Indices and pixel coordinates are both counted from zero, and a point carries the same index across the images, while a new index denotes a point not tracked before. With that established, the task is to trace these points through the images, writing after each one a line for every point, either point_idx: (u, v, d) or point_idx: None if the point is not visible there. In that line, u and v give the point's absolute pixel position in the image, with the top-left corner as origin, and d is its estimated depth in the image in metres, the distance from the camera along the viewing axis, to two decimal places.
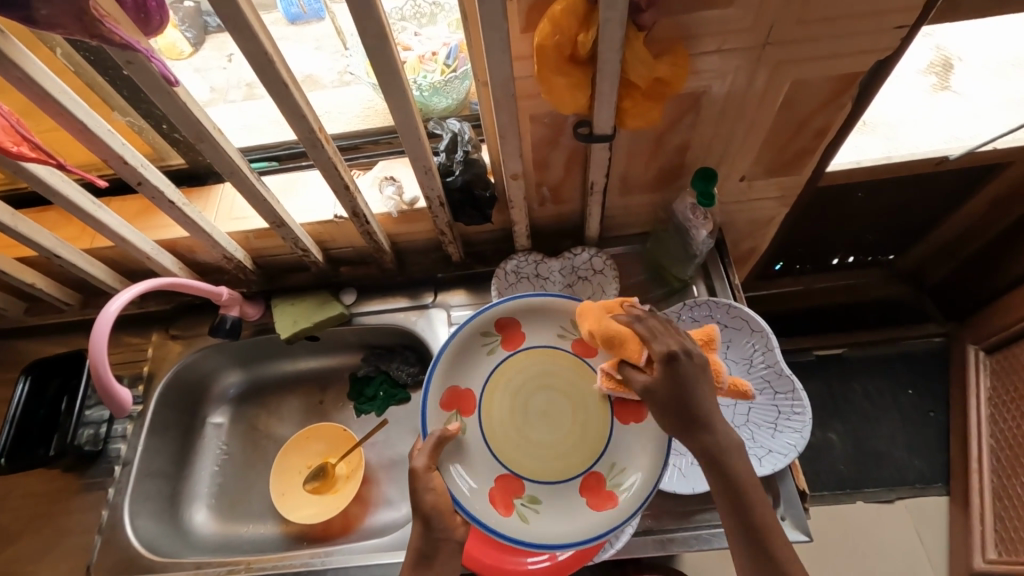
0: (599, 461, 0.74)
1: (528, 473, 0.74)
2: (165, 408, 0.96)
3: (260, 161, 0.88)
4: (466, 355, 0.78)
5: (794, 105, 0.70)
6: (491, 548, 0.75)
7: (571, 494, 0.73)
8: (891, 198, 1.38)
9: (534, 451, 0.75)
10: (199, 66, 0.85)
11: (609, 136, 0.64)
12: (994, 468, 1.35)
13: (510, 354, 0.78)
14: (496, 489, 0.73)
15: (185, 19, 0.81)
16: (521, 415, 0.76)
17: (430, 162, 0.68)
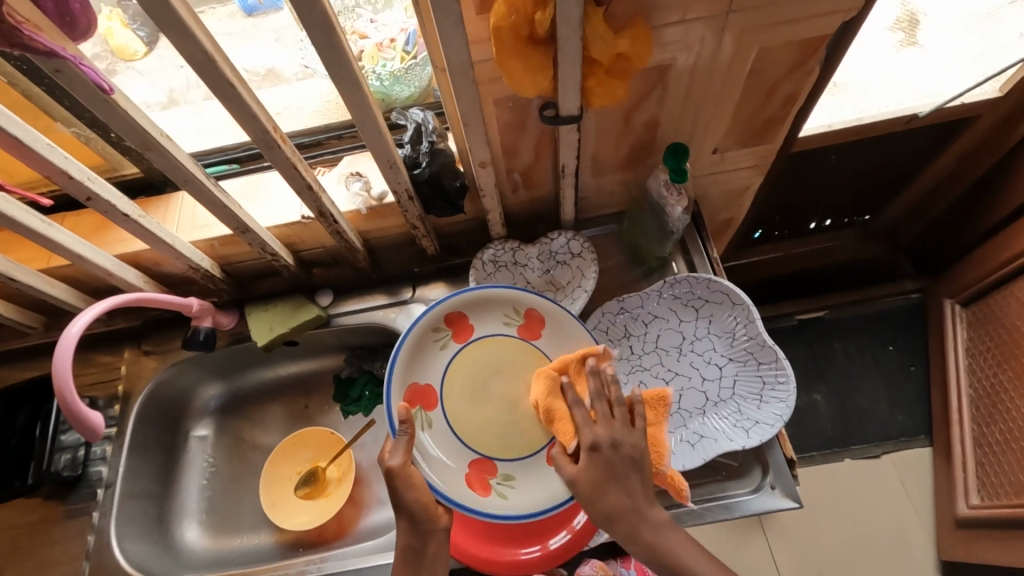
0: None
1: (497, 453, 0.74)
2: (143, 427, 0.93)
3: (222, 164, 0.84)
4: (420, 353, 0.76)
5: (761, 74, 0.69)
6: (484, 543, 0.75)
7: (539, 465, 0.74)
8: (864, 159, 1.39)
9: (498, 433, 0.75)
10: (154, 65, 0.82)
11: (576, 117, 0.63)
12: (973, 417, 1.38)
13: (462, 346, 0.77)
14: (472, 472, 0.73)
15: (135, 17, 0.78)
16: (480, 402, 0.75)
17: (394, 156, 0.66)
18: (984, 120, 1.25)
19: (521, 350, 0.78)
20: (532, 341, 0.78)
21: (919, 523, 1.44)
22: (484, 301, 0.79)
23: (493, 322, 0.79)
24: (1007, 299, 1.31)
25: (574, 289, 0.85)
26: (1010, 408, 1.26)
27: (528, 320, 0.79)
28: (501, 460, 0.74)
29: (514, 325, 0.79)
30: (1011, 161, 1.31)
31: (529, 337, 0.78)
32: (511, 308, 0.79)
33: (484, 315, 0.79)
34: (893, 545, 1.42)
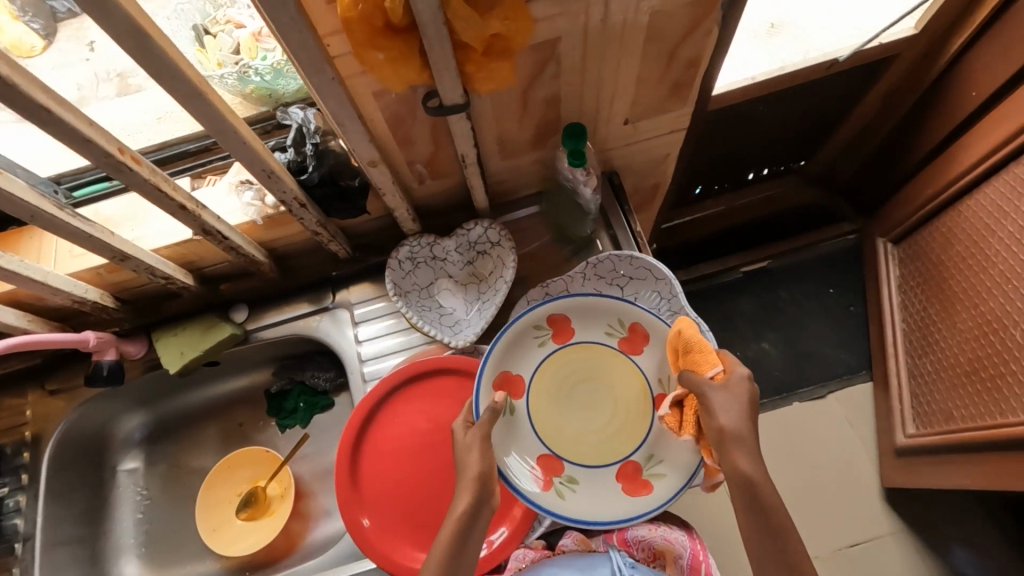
0: (637, 451, 0.75)
1: (571, 456, 0.75)
2: (59, 472, 0.87)
3: (100, 181, 0.76)
4: (520, 347, 0.76)
5: (658, 39, 0.65)
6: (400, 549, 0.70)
7: (607, 479, 0.75)
8: (793, 107, 1.38)
9: (580, 437, 0.76)
10: (58, 60, 0.76)
11: (463, 105, 0.58)
12: (907, 350, 1.43)
13: (560, 347, 0.77)
14: (540, 466, 0.75)
15: (26, 9, 0.74)
16: (567, 405, 0.77)
17: (271, 165, 0.60)
18: (902, 58, 1.25)
19: (623, 366, 0.77)
20: (634, 356, 0.77)
21: (864, 454, 1.52)
22: (589, 310, 0.77)
23: (594, 329, 0.78)
24: (933, 234, 1.35)
25: (497, 280, 0.81)
26: (938, 339, 1.31)
27: (632, 335, 0.77)
28: (573, 465, 0.75)
29: (616, 336, 0.78)
30: (930, 97, 1.33)
31: (631, 351, 0.77)
32: (616, 319, 0.77)
33: (587, 322, 0.78)
34: (842, 477, 1.49)
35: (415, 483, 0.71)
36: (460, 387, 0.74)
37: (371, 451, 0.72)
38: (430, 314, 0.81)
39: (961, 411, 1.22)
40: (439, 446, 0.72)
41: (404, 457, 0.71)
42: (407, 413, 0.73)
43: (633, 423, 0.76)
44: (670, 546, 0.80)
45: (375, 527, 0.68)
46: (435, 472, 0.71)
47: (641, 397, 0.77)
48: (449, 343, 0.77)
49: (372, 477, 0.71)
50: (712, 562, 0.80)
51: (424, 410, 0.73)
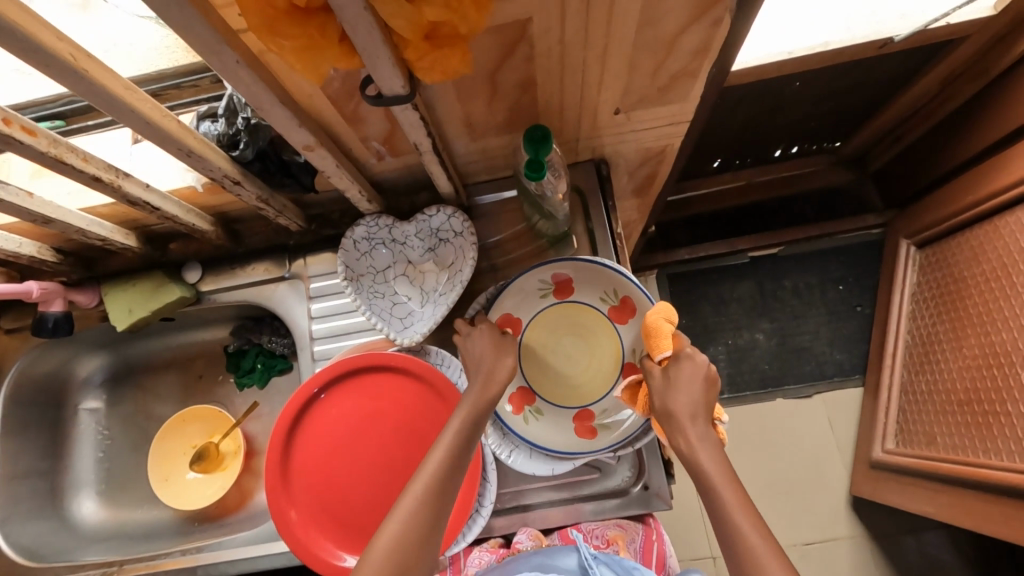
0: (595, 403, 0.75)
1: (539, 389, 0.76)
2: (18, 411, 0.88)
3: (42, 121, 0.69)
4: (522, 292, 0.76)
5: (653, 28, 0.55)
6: (313, 530, 0.68)
7: (562, 420, 0.75)
8: (831, 85, 1.23)
9: (553, 377, 0.76)
10: None
11: (405, 96, 0.50)
12: (905, 363, 1.35)
13: (558, 302, 0.77)
14: (514, 392, 0.76)
15: None
16: (550, 348, 0.77)
17: (188, 143, 0.53)
18: (972, 42, 1.07)
19: (606, 330, 0.75)
20: (619, 325, 0.75)
21: (838, 458, 1.50)
22: (590, 272, 0.74)
23: (589, 292, 0.76)
24: (961, 247, 1.22)
25: (455, 273, 0.75)
26: (939, 360, 1.23)
27: (623, 305, 0.74)
28: (538, 397, 0.76)
29: (608, 304, 0.75)
30: (996, 89, 1.16)
31: (618, 322, 0.75)
32: (611, 287, 0.74)
33: (586, 281, 0.75)
34: (810, 478, 1.48)
35: (346, 479, 0.70)
36: (398, 385, 0.71)
37: (304, 443, 0.70)
38: (382, 301, 0.76)
39: (945, 439, 1.17)
40: (373, 442, 0.70)
41: (336, 452, 0.70)
42: (342, 407, 0.71)
43: (600, 378, 0.75)
44: (623, 531, 0.73)
45: (302, 522, 0.68)
46: (366, 469, 0.70)
47: (613, 365, 0.75)
48: (395, 338, 0.73)
49: (302, 470, 0.70)
50: (662, 540, 0.75)
51: (359, 406, 0.71)
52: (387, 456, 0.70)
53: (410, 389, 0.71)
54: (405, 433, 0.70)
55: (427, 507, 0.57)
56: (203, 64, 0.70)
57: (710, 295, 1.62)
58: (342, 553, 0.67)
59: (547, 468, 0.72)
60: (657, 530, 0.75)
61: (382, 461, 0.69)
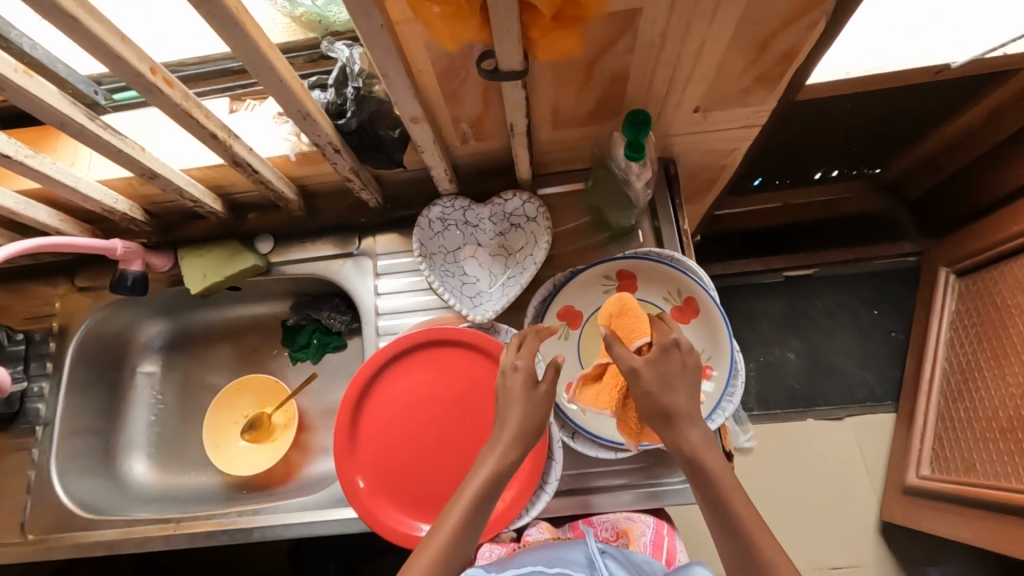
0: None
1: None
2: (81, 367, 0.91)
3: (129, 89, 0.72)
4: (585, 285, 0.77)
5: (752, 27, 0.57)
6: (382, 502, 0.69)
7: None
8: (879, 108, 1.25)
9: None
10: None
11: (520, 72, 0.53)
12: (943, 389, 1.35)
13: None
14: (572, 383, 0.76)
15: None
16: None
17: (308, 106, 0.56)
18: None
19: None
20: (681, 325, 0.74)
21: (868, 483, 1.48)
22: (656, 270, 0.75)
23: (653, 290, 0.76)
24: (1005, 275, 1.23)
25: (526, 257, 0.78)
26: (979, 387, 1.23)
27: (687, 305, 0.74)
28: None
29: (671, 303, 0.75)
30: None
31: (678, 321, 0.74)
32: (676, 287, 0.75)
33: (651, 277, 0.76)
34: (839, 501, 1.46)
35: (411, 451, 0.71)
36: (463, 361, 0.73)
37: (373, 415, 0.72)
38: (452, 280, 0.79)
39: (984, 466, 1.17)
40: (438, 416, 0.72)
41: (403, 424, 0.72)
42: (410, 381, 0.73)
43: None
44: (634, 524, 0.75)
45: (369, 493, 0.69)
46: (432, 443, 0.71)
47: None
48: (467, 315, 0.76)
49: (369, 442, 0.71)
50: (674, 537, 0.75)
51: (426, 380, 0.72)
52: (453, 430, 0.71)
53: (476, 364, 0.72)
54: (470, 407, 0.72)
55: (506, 475, 0.58)
56: (301, 44, 0.73)
57: (744, 311, 1.62)
58: (407, 523, 0.69)
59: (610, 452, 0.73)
60: (668, 526, 0.76)
61: (447, 434, 0.71)
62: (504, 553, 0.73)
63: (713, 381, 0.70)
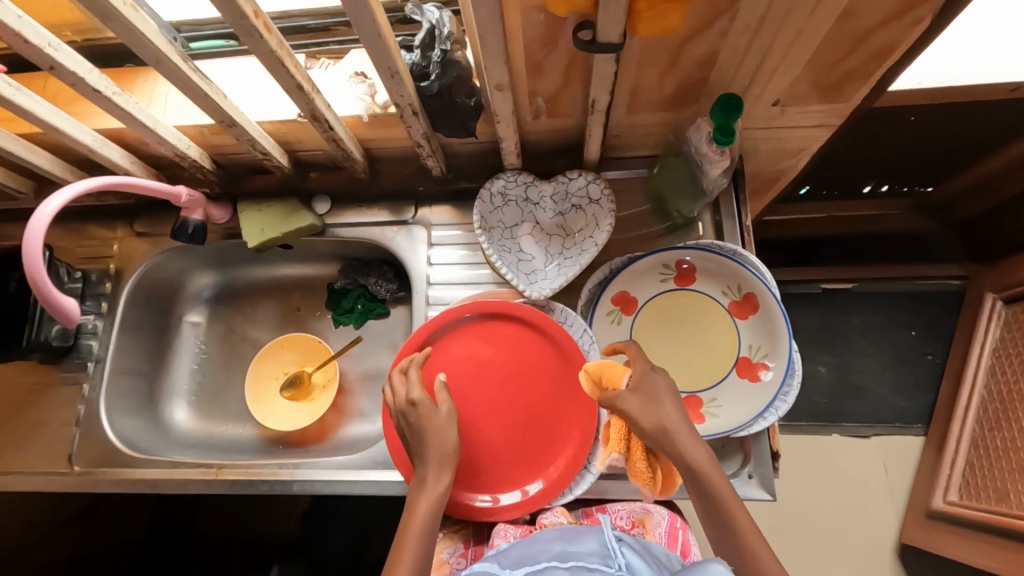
0: (704, 390, 0.73)
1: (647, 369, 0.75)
2: (134, 310, 0.93)
3: (219, 38, 0.73)
4: (642, 273, 0.76)
5: (853, 21, 0.56)
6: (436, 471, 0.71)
7: None
8: (942, 121, 1.17)
9: (663, 361, 0.75)
10: None
11: (618, 46, 0.52)
12: (978, 417, 1.30)
13: (677, 290, 0.76)
14: None
15: None
16: (661, 332, 0.76)
17: (397, 64, 0.56)
18: None
19: (723, 322, 0.74)
20: (738, 320, 0.73)
21: (890, 506, 1.44)
22: (717, 263, 0.74)
23: (711, 284, 0.75)
24: None
25: (585, 239, 0.77)
26: (1019, 418, 1.19)
27: (745, 300, 0.73)
28: None
29: (729, 298, 0.74)
30: None
31: (737, 316, 0.74)
32: (735, 282, 0.74)
33: (711, 270, 0.75)
34: (860, 520, 1.43)
35: (459, 420, 0.73)
36: (516, 334, 0.75)
37: (423, 383, 0.73)
38: (509, 255, 0.79)
39: (1018, 496, 1.14)
40: (488, 387, 0.74)
41: (452, 393, 0.73)
42: (462, 351, 0.74)
43: (711, 368, 0.73)
44: (649, 514, 0.74)
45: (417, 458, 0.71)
46: (480, 412, 0.73)
47: (726, 356, 0.73)
48: (523, 291, 0.75)
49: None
50: (687, 529, 0.75)
51: (478, 352, 0.74)
52: (505, 402, 0.73)
53: (528, 339, 0.74)
54: (520, 381, 0.74)
55: None
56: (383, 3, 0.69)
57: None
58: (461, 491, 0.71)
59: None
60: (681, 519, 0.76)
61: (498, 405, 0.73)
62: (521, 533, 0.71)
63: (768, 376, 0.70)
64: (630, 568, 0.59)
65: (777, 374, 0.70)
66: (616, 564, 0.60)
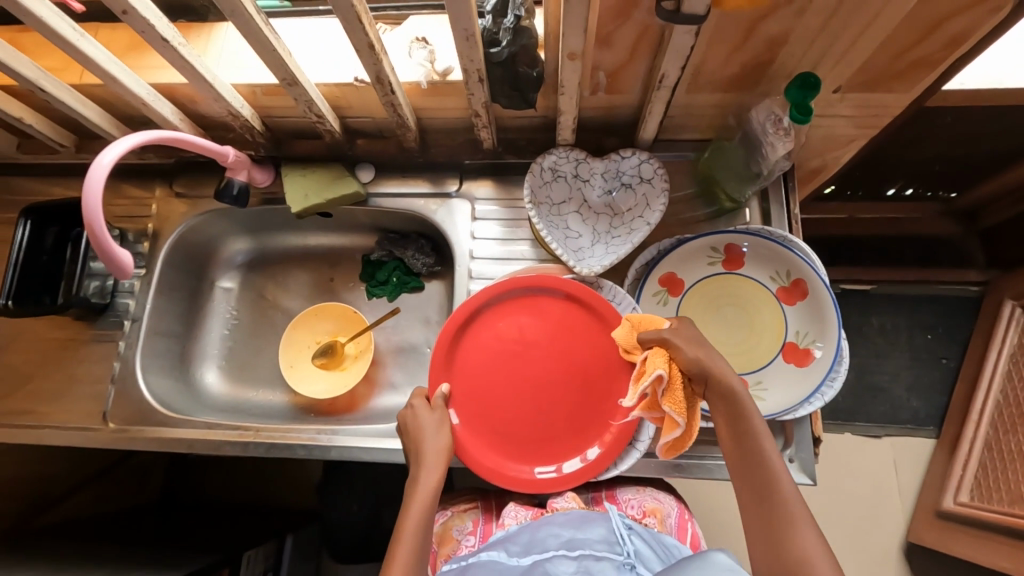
0: (750, 374, 0.74)
1: None
2: (170, 270, 0.92)
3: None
4: (690, 256, 0.76)
5: (933, 5, 0.55)
6: (486, 449, 0.72)
7: None
8: (984, 127, 1.11)
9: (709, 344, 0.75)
10: None
11: (700, 16, 0.52)
12: (993, 421, 1.28)
13: (725, 274, 0.76)
14: None
15: None
16: (708, 315, 0.76)
17: (474, 27, 0.56)
18: None
19: (771, 308, 0.75)
20: (785, 306, 0.74)
21: (898, 507, 1.44)
22: (766, 249, 0.74)
23: (759, 269, 0.75)
24: None
25: (634, 219, 0.77)
26: None
27: (794, 286, 0.74)
28: None
29: (777, 284, 0.75)
30: None
31: (784, 302, 0.74)
32: (785, 268, 0.74)
33: (760, 256, 0.75)
34: (869, 519, 1.43)
35: (505, 397, 0.73)
36: (560, 308, 0.74)
37: (465, 365, 0.74)
38: (557, 232, 0.79)
39: None
40: (530, 360, 0.74)
41: (494, 372, 0.74)
42: (500, 329, 0.74)
43: (758, 352, 0.74)
44: (660, 505, 0.77)
45: (469, 437, 0.72)
46: (524, 387, 0.73)
47: (773, 341, 0.74)
48: (574, 267, 0.75)
49: (461, 386, 0.74)
50: (694, 521, 0.79)
51: (515, 327, 0.74)
52: (550, 376, 0.73)
53: (563, 308, 0.74)
54: (562, 351, 0.74)
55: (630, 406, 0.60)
56: None
57: None
58: (511, 466, 0.72)
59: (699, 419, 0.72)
60: (687, 510, 0.80)
61: (543, 379, 0.73)
62: (532, 516, 0.75)
63: (815, 361, 0.71)
64: (636, 557, 0.67)
65: (824, 359, 0.71)
66: (623, 552, 0.68)
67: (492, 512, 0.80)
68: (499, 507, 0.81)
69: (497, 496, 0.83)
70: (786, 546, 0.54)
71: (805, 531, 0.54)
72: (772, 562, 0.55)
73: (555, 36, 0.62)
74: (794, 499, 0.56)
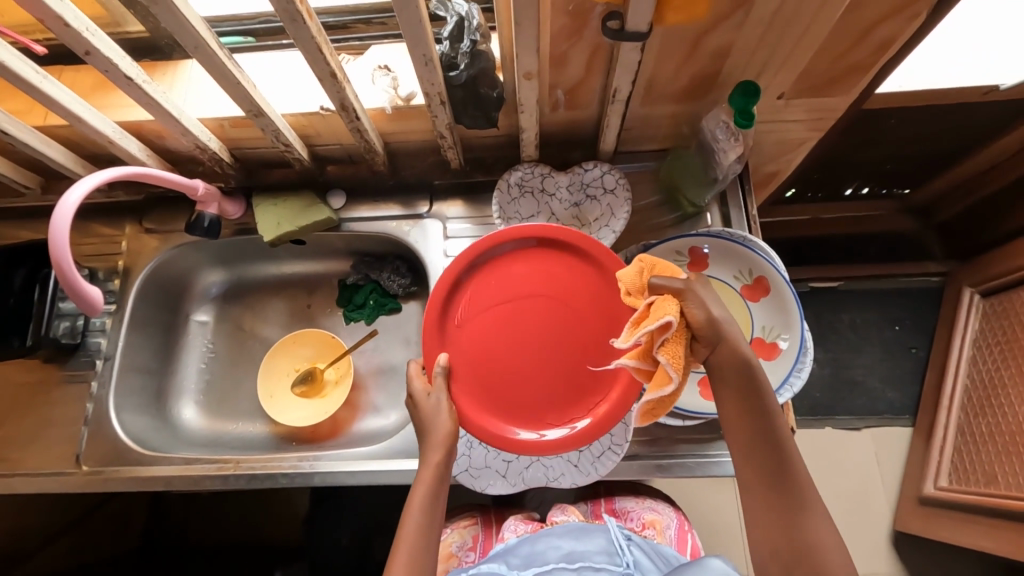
0: None
1: None
2: (143, 306, 0.92)
3: (236, 35, 0.77)
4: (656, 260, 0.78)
5: (857, 14, 0.60)
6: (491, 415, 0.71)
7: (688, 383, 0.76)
8: (921, 127, 1.18)
9: None
10: None
11: (644, 33, 0.55)
12: (963, 405, 1.32)
13: (691, 276, 0.78)
14: None
15: None
16: None
17: (431, 52, 0.58)
18: None
19: (737, 306, 0.77)
20: (751, 303, 0.77)
21: (883, 497, 1.47)
22: (728, 249, 0.77)
23: (724, 269, 0.78)
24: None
25: (600, 228, 0.80)
26: (1003, 403, 1.21)
27: (756, 284, 0.77)
28: None
29: (741, 282, 0.77)
30: None
31: (749, 299, 0.77)
32: (747, 266, 0.77)
33: (723, 257, 0.78)
34: (856, 511, 1.45)
35: (508, 355, 0.72)
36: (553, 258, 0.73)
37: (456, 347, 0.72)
38: None
39: (1006, 477, 1.17)
40: (528, 317, 0.72)
41: (488, 344, 0.72)
42: (494, 289, 0.73)
43: None
44: (659, 516, 0.78)
45: (474, 405, 0.70)
46: (527, 342, 0.72)
47: (742, 336, 0.76)
48: None
49: (462, 351, 0.72)
50: (694, 533, 0.79)
51: (493, 297, 0.73)
52: (551, 328, 0.72)
53: (539, 262, 0.73)
54: (561, 302, 0.72)
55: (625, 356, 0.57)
56: None
57: None
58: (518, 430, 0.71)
59: (680, 419, 0.74)
60: (687, 521, 0.80)
61: (544, 332, 0.72)
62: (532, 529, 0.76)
63: (782, 354, 0.74)
64: (635, 567, 0.68)
65: (789, 350, 0.74)
66: (623, 563, 0.68)
67: (491, 528, 0.81)
68: (499, 520, 0.82)
69: (497, 509, 0.84)
70: (797, 532, 0.55)
71: (812, 517, 0.56)
72: (782, 547, 0.56)
73: (510, 58, 0.65)
74: (806, 482, 0.57)
